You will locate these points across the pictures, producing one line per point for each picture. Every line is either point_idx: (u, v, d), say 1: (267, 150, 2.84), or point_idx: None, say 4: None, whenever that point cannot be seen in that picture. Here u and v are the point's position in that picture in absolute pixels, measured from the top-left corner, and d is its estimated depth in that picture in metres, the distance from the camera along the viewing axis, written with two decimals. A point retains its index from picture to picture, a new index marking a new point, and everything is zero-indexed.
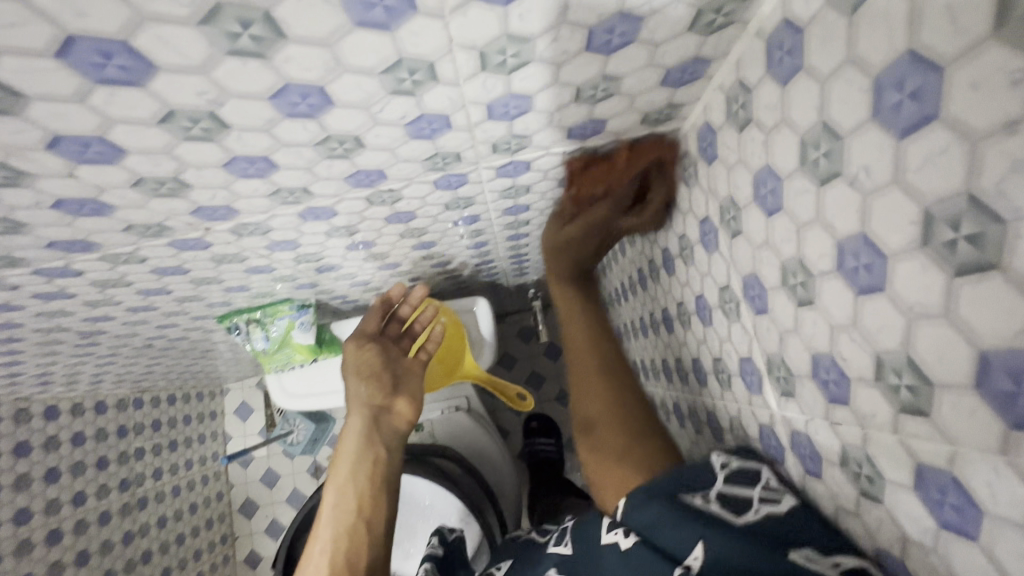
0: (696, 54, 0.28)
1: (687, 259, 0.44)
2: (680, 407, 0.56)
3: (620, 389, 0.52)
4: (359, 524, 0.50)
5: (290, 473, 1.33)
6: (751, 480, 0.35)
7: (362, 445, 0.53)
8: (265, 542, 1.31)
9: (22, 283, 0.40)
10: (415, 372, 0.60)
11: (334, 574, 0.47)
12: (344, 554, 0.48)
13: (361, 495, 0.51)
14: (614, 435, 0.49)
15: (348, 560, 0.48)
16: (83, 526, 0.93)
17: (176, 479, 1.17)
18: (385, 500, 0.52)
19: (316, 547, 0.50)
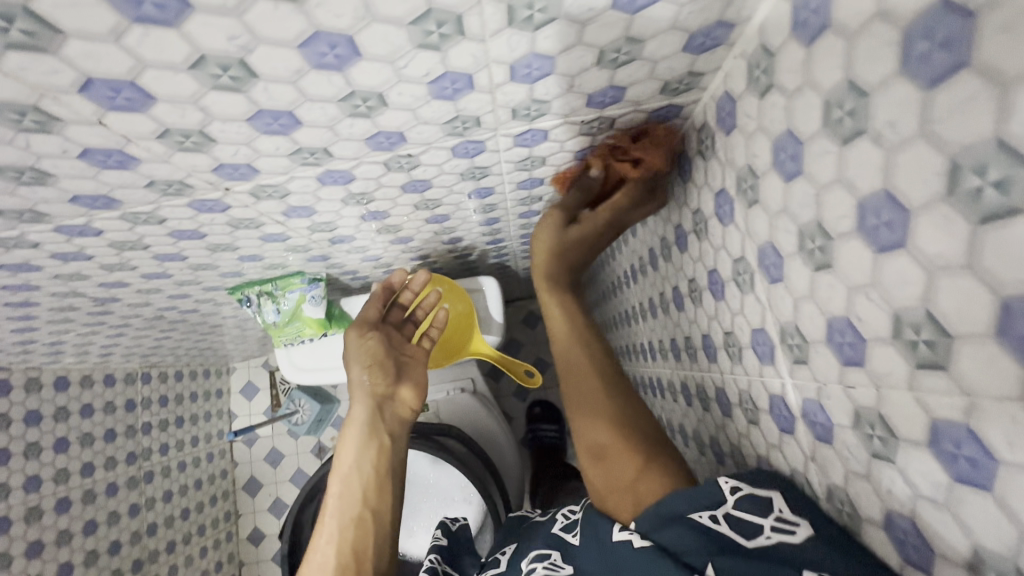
0: (720, 17, 0.28)
1: (700, 234, 0.44)
2: (688, 386, 0.57)
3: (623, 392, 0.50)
4: (364, 512, 0.51)
5: (295, 452, 1.34)
6: (763, 506, 0.34)
7: (367, 435, 0.54)
8: (268, 520, 1.32)
9: (43, 241, 0.41)
10: (418, 359, 0.61)
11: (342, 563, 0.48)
12: (352, 543, 0.49)
13: (366, 485, 0.52)
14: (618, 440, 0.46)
15: (355, 547, 0.49)
16: (91, 496, 0.95)
17: (182, 454, 1.19)
18: (390, 489, 0.53)
19: (323, 537, 0.50)
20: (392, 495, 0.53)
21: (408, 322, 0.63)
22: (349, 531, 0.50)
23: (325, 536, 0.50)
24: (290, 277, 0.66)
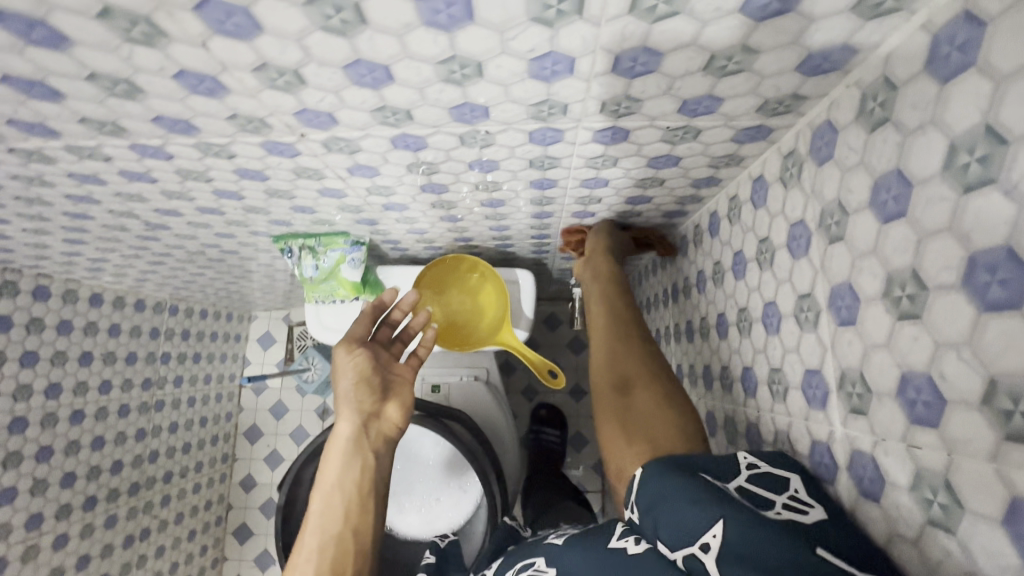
0: (846, 41, 0.27)
1: (763, 264, 0.43)
2: (714, 417, 0.55)
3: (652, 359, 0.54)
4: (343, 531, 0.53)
5: (299, 409, 1.36)
6: (778, 487, 0.34)
7: (349, 455, 0.56)
8: (262, 470, 1.34)
9: (115, 156, 0.42)
10: (405, 377, 0.63)
11: None
12: (331, 559, 0.51)
13: (344, 502, 0.54)
14: (649, 399, 0.50)
15: (334, 564, 0.51)
16: (104, 413, 0.97)
17: (193, 389, 1.21)
18: (372, 504, 0.55)
19: (302, 555, 0.52)
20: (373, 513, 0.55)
21: (398, 341, 0.66)
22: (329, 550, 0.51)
23: (305, 553, 0.51)
24: (334, 236, 0.66)
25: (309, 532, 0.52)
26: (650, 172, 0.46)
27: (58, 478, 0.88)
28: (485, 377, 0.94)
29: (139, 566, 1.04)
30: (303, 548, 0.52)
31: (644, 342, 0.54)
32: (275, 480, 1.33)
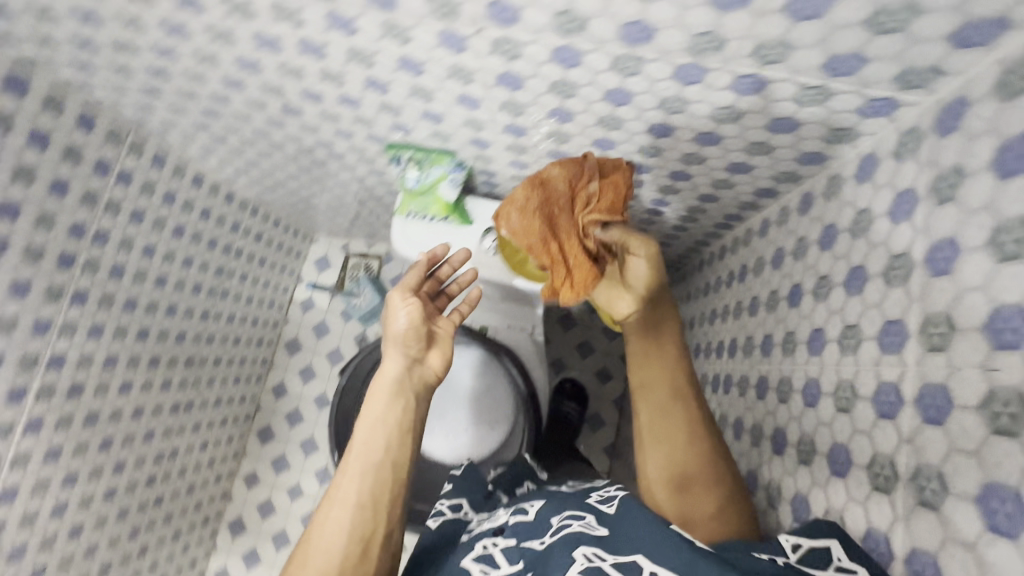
0: (1004, 14, 0.31)
1: (859, 235, 0.47)
2: (767, 379, 0.58)
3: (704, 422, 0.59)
4: (387, 463, 0.59)
5: (340, 332, 1.44)
6: (825, 558, 0.38)
7: (396, 395, 0.61)
8: (294, 380, 1.43)
9: (309, 22, 0.48)
10: (448, 331, 0.67)
11: (362, 499, 0.57)
12: (371, 482, 0.58)
13: (389, 439, 0.60)
14: (707, 498, 0.56)
15: (374, 486, 0.58)
16: (180, 286, 1.05)
17: (253, 290, 1.29)
18: (410, 441, 0.61)
19: (345, 477, 0.59)
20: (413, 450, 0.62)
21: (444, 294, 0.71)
22: (371, 476, 0.58)
23: (348, 475, 0.58)
24: (443, 154, 0.72)
25: (354, 459, 0.59)
26: (765, 136, 0.50)
27: (135, 331, 0.95)
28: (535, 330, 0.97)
29: (178, 434, 1.13)
30: (347, 468, 0.59)
31: (702, 442, 0.58)
32: (305, 392, 1.42)
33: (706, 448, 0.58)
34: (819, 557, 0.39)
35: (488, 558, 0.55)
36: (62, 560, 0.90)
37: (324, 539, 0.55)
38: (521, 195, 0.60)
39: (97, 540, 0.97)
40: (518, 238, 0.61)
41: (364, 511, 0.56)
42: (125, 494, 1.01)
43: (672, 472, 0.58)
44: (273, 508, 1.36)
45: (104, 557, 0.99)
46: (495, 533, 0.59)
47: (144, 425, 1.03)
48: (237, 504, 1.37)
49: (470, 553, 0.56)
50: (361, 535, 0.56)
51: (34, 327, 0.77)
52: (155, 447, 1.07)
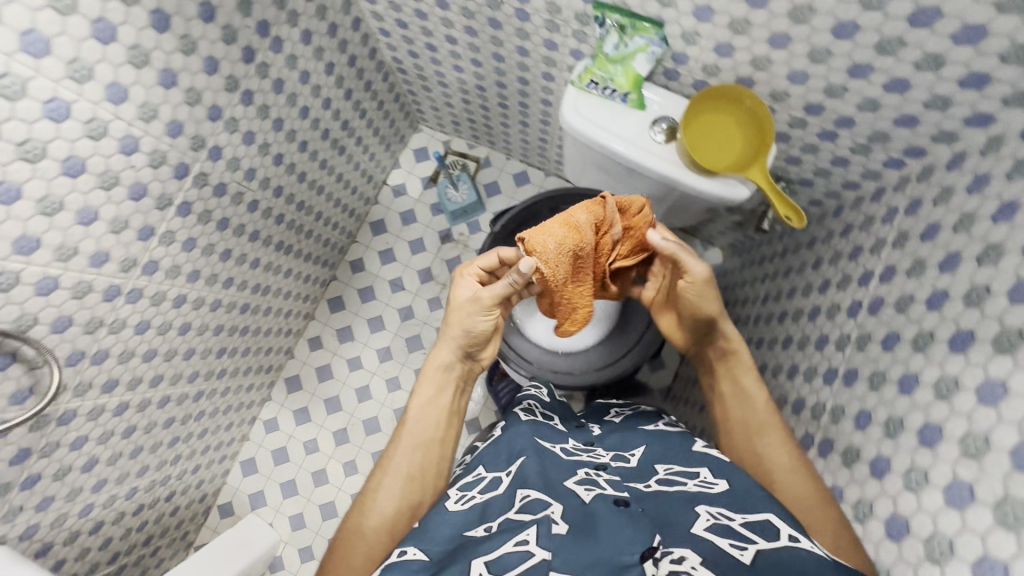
0: None
1: None
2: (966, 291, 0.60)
3: (791, 455, 0.70)
4: (430, 439, 0.75)
5: (426, 223, 1.46)
6: None
7: (439, 384, 0.79)
8: (373, 260, 1.45)
9: None
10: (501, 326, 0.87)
11: (413, 471, 0.73)
12: (422, 457, 0.74)
13: (433, 420, 0.77)
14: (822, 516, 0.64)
15: (423, 461, 0.74)
16: (315, 124, 1.04)
17: (362, 158, 1.30)
18: (451, 426, 0.78)
19: (397, 451, 0.74)
20: (455, 428, 0.79)
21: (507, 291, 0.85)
22: (419, 451, 0.74)
23: (401, 451, 0.74)
24: (650, 25, 0.72)
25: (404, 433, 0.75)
26: None
27: (274, 154, 0.96)
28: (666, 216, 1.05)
29: (273, 273, 1.16)
30: (399, 445, 0.74)
31: (799, 466, 0.69)
32: (382, 273, 1.45)
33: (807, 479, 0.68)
34: None
35: (591, 482, 0.63)
36: (167, 352, 0.94)
37: (373, 502, 0.70)
38: (543, 240, 0.72)
39: (195, 344, 1.01)
40: (551, 267, 0.73)
41: (414, 481, 0.72)
42: (224, 311, 1.05)
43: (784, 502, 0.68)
44: (330, 373, 1.41)
45: (194, 365, 1.04)
46: (595, 469, 0.69)
47: (254, 251, 1.05)
48: (297, 363, 1.42)
49: (570, 477, 0.65)
50: (409, 499, 0.71)
51: (210, 110, 0.77)
52: (255, 277, 1.10)
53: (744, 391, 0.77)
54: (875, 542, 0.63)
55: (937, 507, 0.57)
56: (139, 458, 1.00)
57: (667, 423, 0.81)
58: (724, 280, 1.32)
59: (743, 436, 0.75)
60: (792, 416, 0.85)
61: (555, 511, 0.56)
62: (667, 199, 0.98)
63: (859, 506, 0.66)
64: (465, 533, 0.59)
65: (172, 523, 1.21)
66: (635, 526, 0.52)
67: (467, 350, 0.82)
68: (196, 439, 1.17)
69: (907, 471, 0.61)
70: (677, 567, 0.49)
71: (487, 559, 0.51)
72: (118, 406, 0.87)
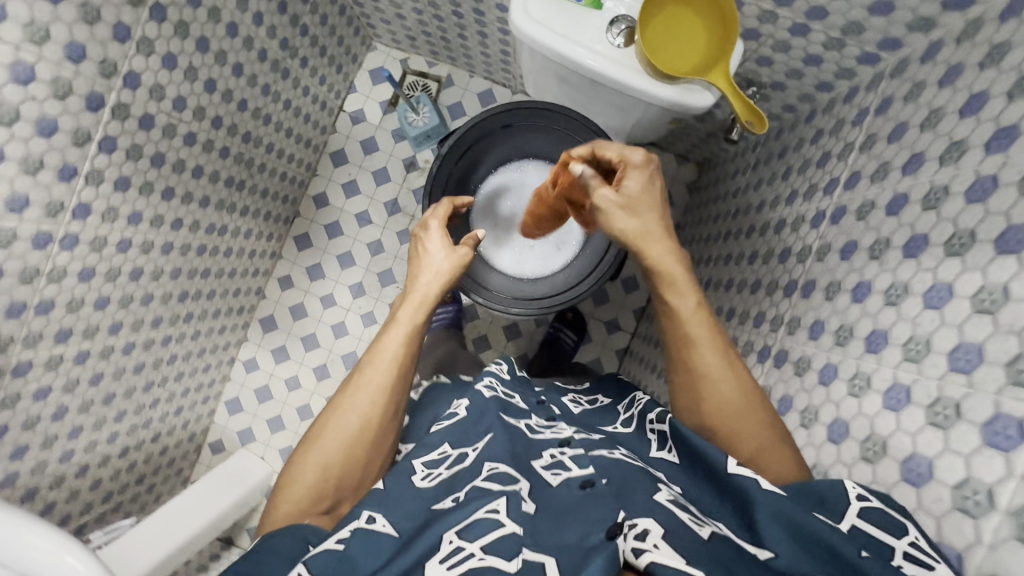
0: None
1: None
2: (922, 191, 0.58)
3: (729, 370, 0.67)
4: (403, 358, 0.74)
5: (389, 151, 1.39)
6: (903, 539, 0.49)
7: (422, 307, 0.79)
8: (337, 193, 1.39)
9: None
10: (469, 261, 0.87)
11: (386, 388, 0.72)
12: (393, 377, 0.73)
13: (415, 339, 0.76)
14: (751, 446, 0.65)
15: (393, 381, 0.73)
16: (249, 45, 0.95)
17: (310, 83, 1.20)
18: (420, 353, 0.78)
19: (371, 367, 0.73)
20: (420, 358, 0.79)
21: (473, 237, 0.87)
22: (393, 367, 0.73)
23: (376, 364, 0.73)
24: None
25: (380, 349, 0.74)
26: None
27: (204, 79, 0.87)
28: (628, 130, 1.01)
29: (228, 212, 1.11)
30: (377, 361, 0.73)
31: (746, 389, 0.67)
32: (347, 207, 1.39)
33: (755, 402, 0.66)
34: (894, 529, 0.50)
35: (558, 464, 0.60)
36: (122, 298, 0.91)
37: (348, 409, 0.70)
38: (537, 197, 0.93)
39: (152, 290, 0.98)
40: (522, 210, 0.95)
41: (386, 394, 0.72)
42: (179, 254, 1.00)
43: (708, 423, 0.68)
44: (305, 311, 1.40)
45: (155, 310, 1.01)
46: (558, 446, 0.64)
47: (202, 189, 0.99)
48: (270, 303, 1.41)
49: (539, 459, 0.62)
50: (376, 414, 0.70)
51: (116, 28, 0.68)
52: (208, 217, 1.05)
53: (675, 312, 0.71)
54: (817, 445, 0.66)
55: (875, 411, 0.59)
56: (113, 404, 1.00)
57: (624, 419, 0.71)
58: (698, 196, 1.28)
59: (676, 352, 0.71)
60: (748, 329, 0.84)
61: (524, 488, 0.55)
62: (636, 110, 0.91)
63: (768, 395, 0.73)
64: (435, 506, 0.56)
65: (163, 461, 1.24)
66: (600, 505, 0.52)
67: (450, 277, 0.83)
68: (172, 383, 1.17)
69: (851, 379, 0.63)
70: (640, 543, 0.44)
71: (458, 527, 0.50)
72: (78, 354, 0.86)
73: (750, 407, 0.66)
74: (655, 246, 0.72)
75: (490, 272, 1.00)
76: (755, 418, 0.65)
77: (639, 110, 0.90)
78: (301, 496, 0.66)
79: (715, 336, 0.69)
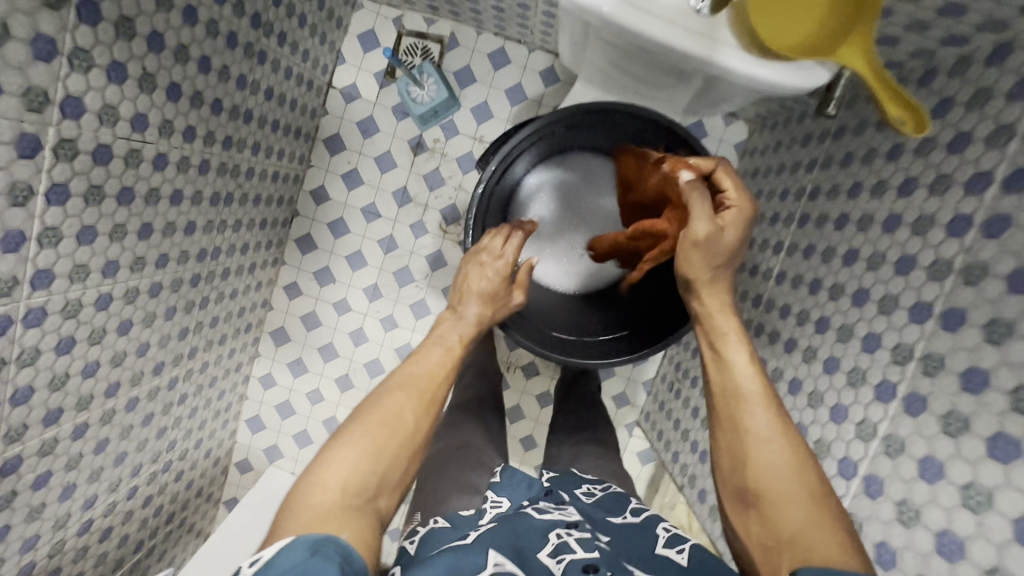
0: None
1: None
2: None
3: (778, 429, 0.61)
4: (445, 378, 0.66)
5: (391, 132, 1.20)
6: None
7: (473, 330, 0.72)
8: (337, 186, 1.23)
9: None
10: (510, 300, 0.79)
11: (427, 404, 0.62)
12: (435, 394, 0.64)
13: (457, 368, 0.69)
14: (802, 515, 0.55)
15: (434, 399, 0.64)
16: (213, 31, 0.75)
17: (292, 61, 0.99)
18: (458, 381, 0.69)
19: (421, 374, 0.65)
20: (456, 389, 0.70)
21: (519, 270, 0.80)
22: (439, 383, 0.65)
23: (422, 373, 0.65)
24: None
25: (434, 360, 0.67)
26: None
27: (165, 85, 0.69)
28: (684, 107, 0.88)
29: (218, 230, 0.95)
30: (423, 369, 0.65)
31: (799, 447, 0.59)
32: (351, 201, 1.23)
33: (807, 464, 0.58)
34: None
35: (563, 546, 0.60)
36: (114, 356, 0.78)
37: (403, 409, 0.60)
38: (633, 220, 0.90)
39: (148, 338, 0.85)
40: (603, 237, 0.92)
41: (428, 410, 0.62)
42: (171, 292, 0.86)
43: (752, 489, 0.59)
44: (318, 320, 1.28)
45: (155, 355, 0.88)
46: (567, 526, 0.64)
47: (184, 215, 0.83)
48: (278, 314, 1.28)
49: (543, 546, 0.60)
50: (415, 434, 0.60)
51: (33, 45, 0.50)
52: (197, 243, 0.89)
53: (727, 365, 0.66)
54: None
55: None
56: (127, 461, 0.90)
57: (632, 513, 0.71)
58: (752, 160, 1.12)
59: (723, 406, 0.65)
60: (835, 343, 0.72)
61: None
62: (693, 80, 0.74)
63: (863, 427, 0.63)
64: None
65: (191, 494, 1.17)
66: None
67: (494, 303, 0.75)
68: (186, 420, 1.07)
69: None
70: None
71: None
72: (75, 429, 0.74)
73: (798, 468, 0.58)
74: (714, 297, 0.72)
75: (550, 299, 0.95)
76: (806, 482, 0.57)
77: (704, 81, 0.74)
78: (343, 483, 0.54)
79: (768, 394, 0.63)
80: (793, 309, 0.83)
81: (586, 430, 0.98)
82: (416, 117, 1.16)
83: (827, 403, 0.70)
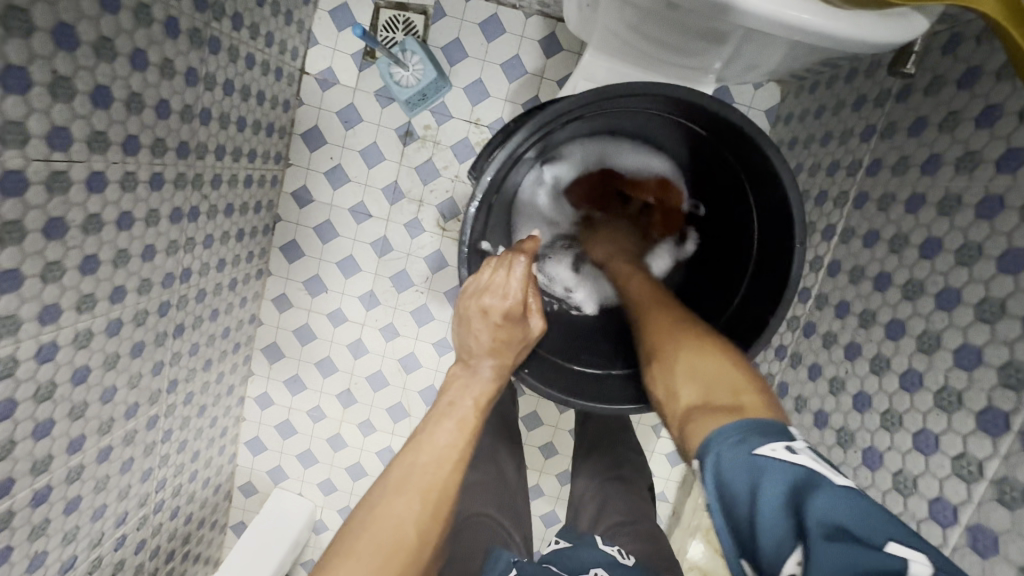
0: None
1: None
2: None
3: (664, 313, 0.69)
4: (454, 460, 0.57)
5: (376, 121, 1.07)
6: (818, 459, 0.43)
7: (483, 391, 0.62)
8: (320, 185, 1.10)
9: None
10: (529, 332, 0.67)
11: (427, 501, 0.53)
12: (439, 487, 0.54)
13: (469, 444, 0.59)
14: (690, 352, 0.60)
15: (439, 494, 0.54)
16: (146, 17, 0.61)
17: (253, 47, 0.86)
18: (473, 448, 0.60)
19: (421, 464, 0.55)
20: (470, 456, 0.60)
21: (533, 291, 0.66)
22: (445, 469, 0.55)
23: (422, 463, 0.55)
24: None
25: (443, 441, 0.57)
26: None
27: (89, 89, 0.57)
28: (715, 73, 0.74)
29: (186, 250, 0.83)
30: (424, 456, 0.56)
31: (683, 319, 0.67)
32: (337, 202, 1.11)
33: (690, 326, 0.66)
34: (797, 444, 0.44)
35: None
36: (74, 409, 0.68)
37: (404, 520, 0.51)
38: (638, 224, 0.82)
39: (114, 380, 0.74)
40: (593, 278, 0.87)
41: (433, 508, 0.54)
42: (135, 327, 0.75)
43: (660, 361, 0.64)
44: (312, 333, 1.17)
45: (127, 398, 0.78)
46: None
47: (139, 239, 0.71)
48: (269, 329, 1.18)
49: None
50: (420, 545, 0.52)
51: None
52: (161, 268, 0.78)
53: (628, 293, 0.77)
54: None
55: None
56: (107, 513, 0.81)
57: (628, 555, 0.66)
58: (788, 128, 0.97)
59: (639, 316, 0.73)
60: (914, 354, 0.59)
61: None
62: (734, 40, 0.60)
63: (963, 462, 0.52)
64: None
65: (191, 527, 1.10)
66: None
67: (507, 351, 0.63)
68: (175, 455, 0.97)
69: None
70: None
71: None
72: (33, 496, 0.65)
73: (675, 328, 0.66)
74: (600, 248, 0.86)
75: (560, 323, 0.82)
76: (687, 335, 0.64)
77: (746, 42, 0.60)
78: None
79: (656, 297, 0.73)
80: (854, 308, 0.70)
81: (608, 469, 0.86)
82: (403, 103, 1.02)
83: (909, 427, 0.58)
